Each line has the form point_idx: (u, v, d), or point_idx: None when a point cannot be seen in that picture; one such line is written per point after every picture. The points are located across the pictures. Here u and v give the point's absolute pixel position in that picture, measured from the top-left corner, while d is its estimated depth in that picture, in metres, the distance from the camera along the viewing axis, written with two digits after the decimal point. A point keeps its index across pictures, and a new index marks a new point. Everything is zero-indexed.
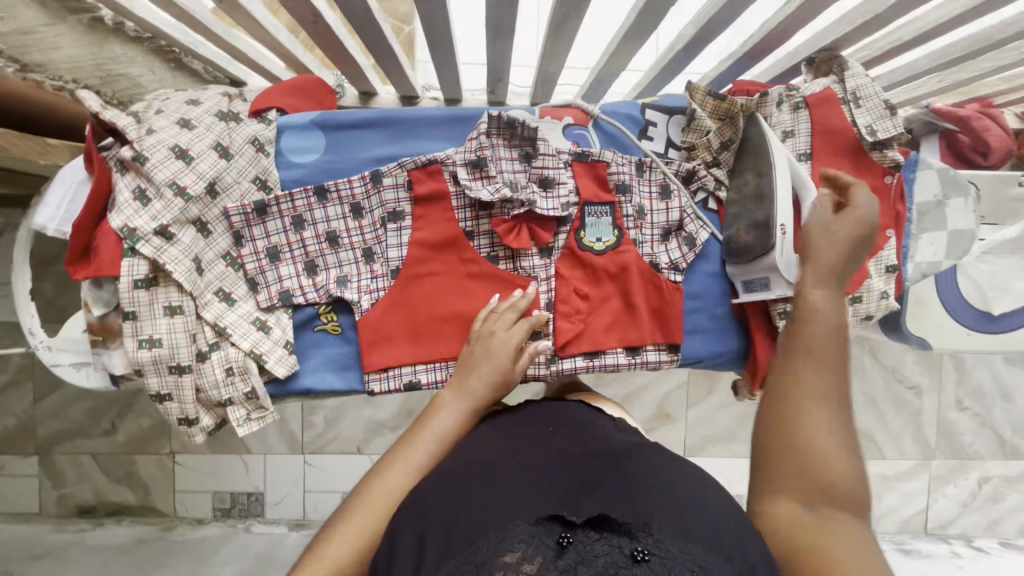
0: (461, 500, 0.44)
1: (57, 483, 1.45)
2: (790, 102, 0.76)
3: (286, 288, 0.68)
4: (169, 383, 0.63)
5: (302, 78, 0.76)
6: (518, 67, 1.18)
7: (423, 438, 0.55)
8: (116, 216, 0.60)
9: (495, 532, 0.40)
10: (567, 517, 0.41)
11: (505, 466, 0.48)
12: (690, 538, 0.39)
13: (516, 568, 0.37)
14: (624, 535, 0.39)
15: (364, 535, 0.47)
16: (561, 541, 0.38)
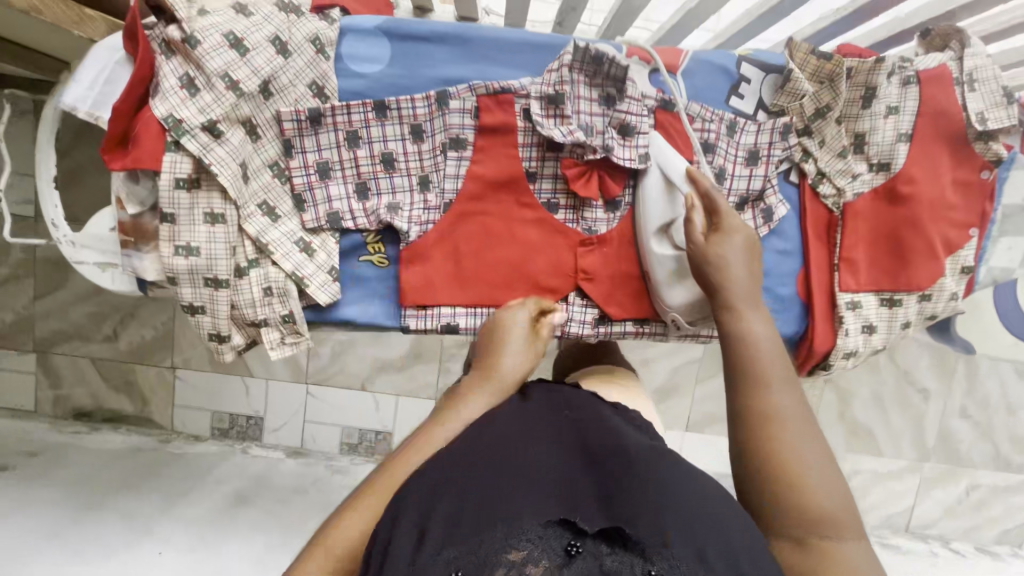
0: (465, 483, 0.38)
1: (54, 383, 1.43)
2: (900, 75, 0.68)
3: (335, 210, 0.63)
4: (203, 296, 0.59)
5: None
6: None
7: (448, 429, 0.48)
8: (160, 103, 0.53)
9: (506, 525, 0.35)
10: (579, 525, 0.36)
11: (515, 439, 0.42)
12: (710, 565, 0.35)
13: (521, 569, 0.33)
14: (638, 554, 0.35)
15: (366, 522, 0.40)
16: (571, 549, 0.35)
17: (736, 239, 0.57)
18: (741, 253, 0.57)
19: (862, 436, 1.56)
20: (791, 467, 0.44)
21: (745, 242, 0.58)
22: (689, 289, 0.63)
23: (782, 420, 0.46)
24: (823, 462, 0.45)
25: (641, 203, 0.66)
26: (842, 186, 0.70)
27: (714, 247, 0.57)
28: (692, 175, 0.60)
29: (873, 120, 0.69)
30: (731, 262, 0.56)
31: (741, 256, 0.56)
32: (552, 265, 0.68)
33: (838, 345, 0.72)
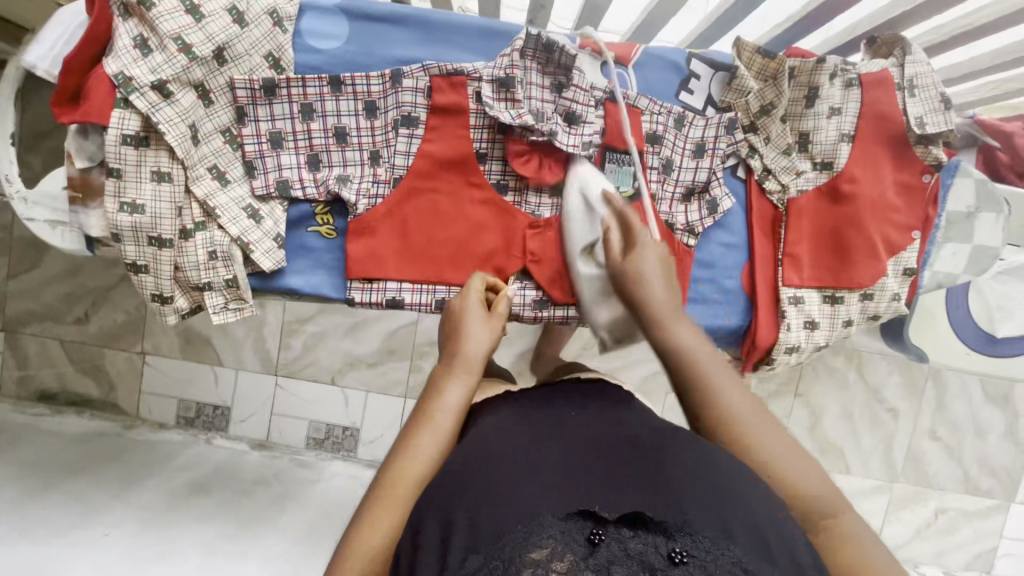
0: (476, 491, 0.38)
1: (21, 363, 1.42)
2: (843, 77, 0.70)
3: (284, 178, 0.64)
4: (146, 255, 0.60)
5: None
6: None
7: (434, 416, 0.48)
8: (112, 61, 0.55)
9: (523, 522, 0.35)
10: (598, 513, 0.36)
11: (519, 445, 0.42)
12: (731, 538, 0.35)
13: (546, 566, 0.33)
14: (660, 534, 0.35)
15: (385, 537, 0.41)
16: (593, 538, 0.35)
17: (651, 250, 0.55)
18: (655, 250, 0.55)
19: (832, 452, 1.56)
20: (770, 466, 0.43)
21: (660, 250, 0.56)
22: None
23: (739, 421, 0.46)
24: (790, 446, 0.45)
25: (566, 223, 0.64)
26: (786, 182, 0.72)
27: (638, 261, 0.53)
28: (608, 197, 0.60)
29: (816, 120, 0.71)
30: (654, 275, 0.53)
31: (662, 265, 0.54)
32: (498, 246, 0.69)
33: (780, 339, 0.73)
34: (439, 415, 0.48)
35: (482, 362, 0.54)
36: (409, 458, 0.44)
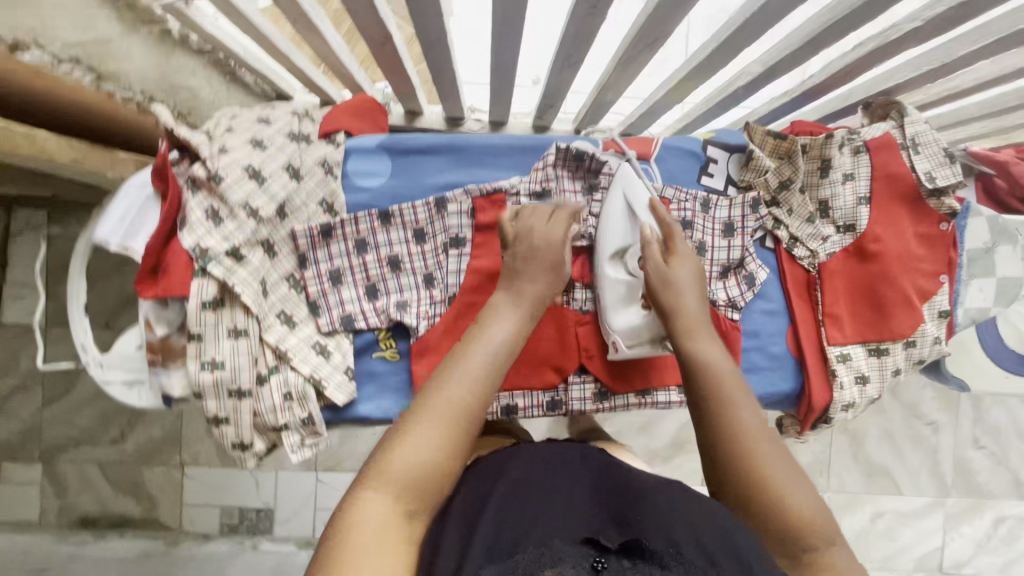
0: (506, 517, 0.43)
1: (60, 491, 1.41)
2: (850, 145, 0.75)
3: (347, 313, 0.67)
4: (228, 407, 0.62)
5: (361, 99, 0.75)
6: (572, 92, 1.26)
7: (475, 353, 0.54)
8: (188, 235, 0.59)
9: (541, 549, 0.40)
10: (602, 542, 0.41)
11: (543, 489, 0.48)
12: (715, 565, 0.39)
13: None
14: (654, 564, 0.38)
15: (427, 448, 0.48)
16: (597, 564, 0.39)
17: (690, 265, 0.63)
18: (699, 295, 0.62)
19: (879, 475, 1.55)
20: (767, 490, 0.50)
21: (714, 337, 0.61)
22: (635, 314, 0.66)
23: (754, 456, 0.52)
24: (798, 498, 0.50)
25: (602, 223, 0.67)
26: (815, 248, 0.75)
27: (696, 349, 0.59)
28: (653, 205, 0.64)
29: (832, 188, 0.76)
30: (715, 364, 0.58)
31: (718, 353, 0.59)
32: (553, 346, 0.71)
33: (835, 398, 0.75)
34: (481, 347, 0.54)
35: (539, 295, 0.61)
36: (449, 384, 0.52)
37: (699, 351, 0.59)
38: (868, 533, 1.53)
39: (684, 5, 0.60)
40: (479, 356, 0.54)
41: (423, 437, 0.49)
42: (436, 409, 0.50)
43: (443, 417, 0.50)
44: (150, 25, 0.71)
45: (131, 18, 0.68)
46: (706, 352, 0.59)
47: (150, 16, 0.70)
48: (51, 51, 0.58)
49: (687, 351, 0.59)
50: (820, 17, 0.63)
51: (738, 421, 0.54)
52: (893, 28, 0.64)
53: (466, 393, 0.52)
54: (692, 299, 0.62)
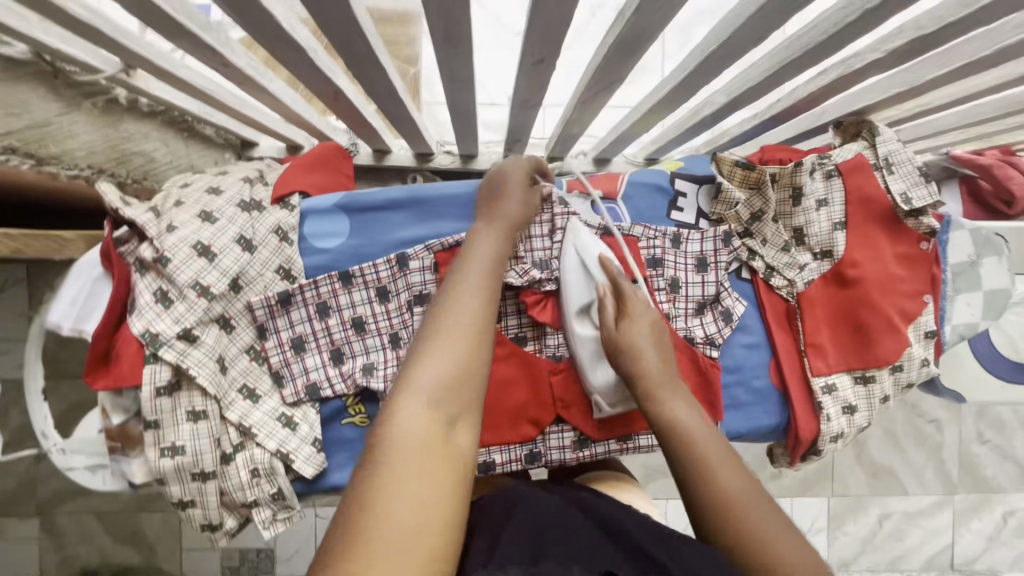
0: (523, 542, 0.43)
1: (58, 544, 1.38)
2: (821, 170, 0.73)
3: (312, 381, 0.65)
4: (192, 490, 0.60)
5: (318, 150, 0.74)
6: (547, 109, 1.25)
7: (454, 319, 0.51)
8: (137, 320, 0.57)
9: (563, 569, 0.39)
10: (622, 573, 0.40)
11: (555, 522, 0.47)
12: None
13: None
14: None
15: (439, 366, 0.47)
16: None
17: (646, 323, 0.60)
18: (660, 348, 0.59)
19: (884, 476, 1.52)
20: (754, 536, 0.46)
21: (685, 394, 0.57)
22: (609, 372, 0.64)
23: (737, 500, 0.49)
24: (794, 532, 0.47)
25: (563, 285, 0.66)
26: (792, 277, 0.73)
27: (667, 411, 0.55)
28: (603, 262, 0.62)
29: (806, 215, 0.73)
30: (687, 424, 0.54)
31: (691, 412, 0.56)
32: (528, 398, 0.69)
33: (823, 430, 0.72)
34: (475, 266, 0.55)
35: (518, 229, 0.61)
36: (450, 307, 0.51)
37: (668, 413, 0.55)
38: (876, 536, 1.51)
39: (634, 53, 0.58)
40: (471, 278, 0.54)
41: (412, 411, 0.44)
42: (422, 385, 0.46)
43: (452, 340, 0.49)
44: (92, 98, 0.68)
45: (70, 94, 0.65)
46: (678, 412, 0.55)
47: (94, 88, 0.67)
48: None
49: (661, 418, 0.55)
50: (780, 51, 0.61)
51: (724, 487, 0.50)
52: (855, 58, 0.62)
53: (472, 309, 0.51)
54: (651, 355, 0.58)
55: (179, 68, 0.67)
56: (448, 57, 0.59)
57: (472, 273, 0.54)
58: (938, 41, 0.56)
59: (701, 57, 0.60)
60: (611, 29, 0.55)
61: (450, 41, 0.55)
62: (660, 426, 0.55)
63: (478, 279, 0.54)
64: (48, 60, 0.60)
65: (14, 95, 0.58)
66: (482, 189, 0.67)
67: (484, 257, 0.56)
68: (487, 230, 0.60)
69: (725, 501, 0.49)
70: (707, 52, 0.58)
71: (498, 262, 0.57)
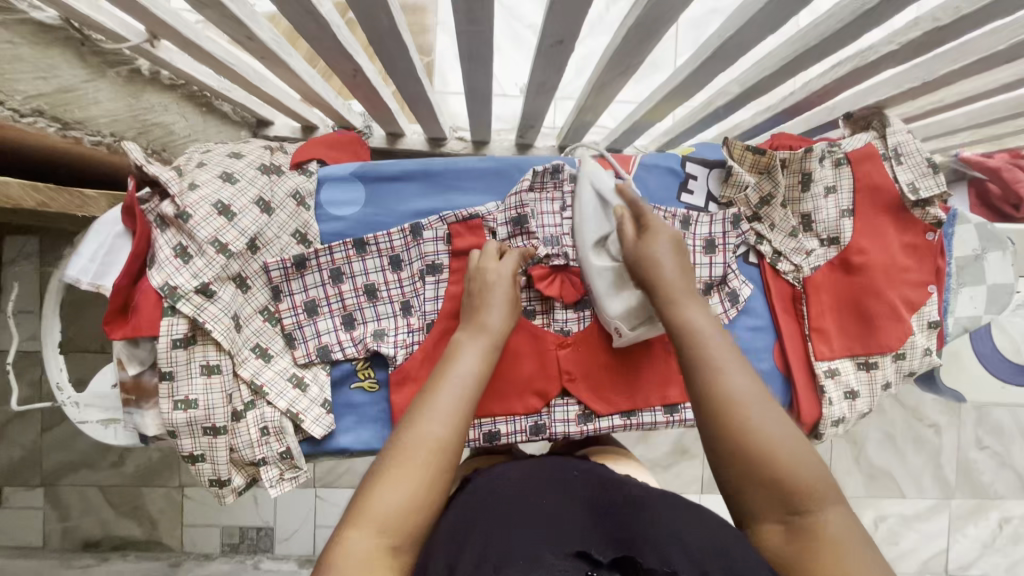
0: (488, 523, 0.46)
1: (62, 515, 1.36)
2: (831, 158, 0.74)
3: (324, 344, 0.66)
4: (203, 444, 0.61)
5: (337, 134, 0.75)
6: (559, 100, 1.27)
7: (475, 337, 0.58)
8: (157, 273, 0.58)
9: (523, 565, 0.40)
10: (593, 557, 0.41)
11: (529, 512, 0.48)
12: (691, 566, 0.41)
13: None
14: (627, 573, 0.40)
15: (445, 427, 0.51)
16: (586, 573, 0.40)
17: (664, 240, 0.60)
18: (678, 263, 0.59)
19: (881, 478, 1.52)
20: (759, 449, 0.48)
21: (701, 302, 0.57)
22: (628, 299, 0.65)
23: (743, 404, 0.50)
24: (795, 436, 0.49)
25: (578, 213, 0.67)
26: (798, 262, 0.75)
27: (682, 313, 0.55)
28: (621, 188, 0.64)
29: (815, 201, 0.74)
30: (702, 330, 0.54)
31: (706, 318, 0.55)
32: (535, 371, 0.70)
33: (824, 413, 0.73)
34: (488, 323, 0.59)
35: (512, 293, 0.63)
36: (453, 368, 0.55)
37: (682, 318, 0.55)
38: (872, 538, 1.51)
39: (651, 39, 0.59)
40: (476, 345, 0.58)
41: (438, 414, 0.51)
42: (451, 387, 0.53)
43: (456, 400, 0.53)
44: (117, 67, 0.69)
45: (95, 63, 0.66)
46: (693, 318, 0.55)
47: (117, 58, 0.68)
48: (12, 106, 0.59)
49: (672, 319, 0.56)
50: (795, 41, 0.62)
51: (728, 381, 0.51)
52: (870, 51, 0.63)
53: (473, 369, 0.55)
54: (668, 268, 0.58)
55: (204, 41, 0.68)
56: (470, 38, 0.60)
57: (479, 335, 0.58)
58: (950, 32, 0.57)
59: (717, 45, 0.61)
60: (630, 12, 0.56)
61: (473, 22, 0.56)
62: (671, 324, 0.56)
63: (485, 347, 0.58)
64: (76, 26, 0.61)
65: (42, 60, 0.60)
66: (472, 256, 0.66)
67: (489, 315, 0.60)
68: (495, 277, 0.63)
69: (730, 417, 0.49)
70: (724, 38, 0.60)
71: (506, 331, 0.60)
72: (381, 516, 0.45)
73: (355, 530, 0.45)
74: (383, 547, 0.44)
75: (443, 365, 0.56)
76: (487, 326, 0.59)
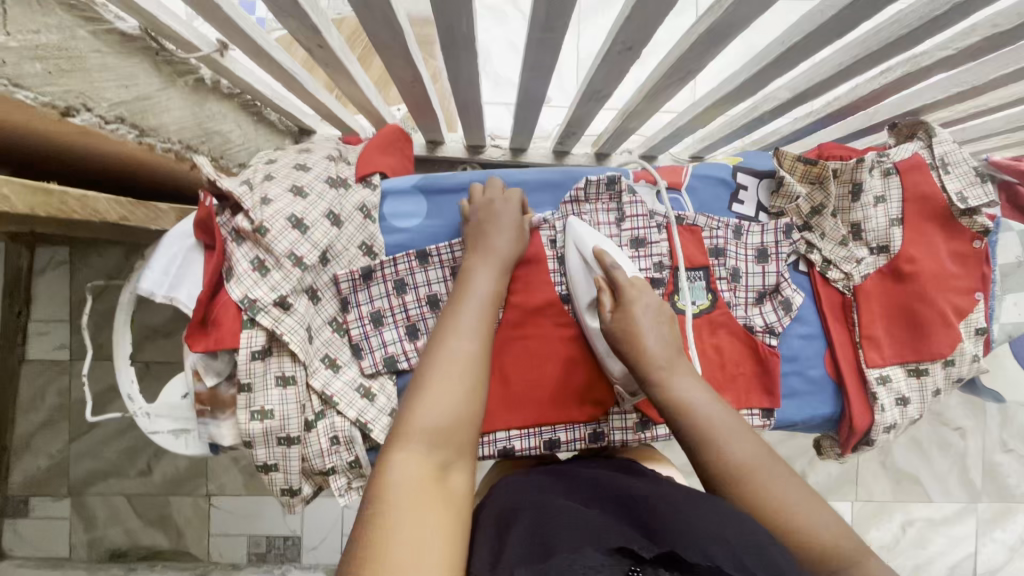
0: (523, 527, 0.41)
1: (88, 526, 1.30)
2: (880, 168, 0.76)
3: (390, 354, 0.68)
4: (276, 454, 0.62)
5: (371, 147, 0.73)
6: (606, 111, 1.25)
7: (486, 263, 0.63)
8: (236, 286, 0.60)
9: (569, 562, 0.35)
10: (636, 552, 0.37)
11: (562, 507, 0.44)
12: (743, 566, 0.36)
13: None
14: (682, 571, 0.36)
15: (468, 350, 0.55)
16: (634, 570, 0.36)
17: (641, 309, 0.61)
18: (656, 326, 0.61)
19: (907, 483, 1.53)
20: (784, 518, 0.47)
21: (685, 367, 0.58)
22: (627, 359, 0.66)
23: (752, 472, 0.50)
24: (810, 501, 0.49)
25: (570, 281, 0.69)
26: (849, 270, 0.76)
27: (672, 391, 0.56)
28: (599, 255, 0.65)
29: (864, 210, 0.76)
30: (697, 403, 0.55)
31: (694, 385, 0.57)
32: (593, 379, 0.71)
33: (877, 421, 0.74)
34: (495, 250, 0.64)
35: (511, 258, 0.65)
36: (466, 297, 0.59)
37: (673, 391, 0.56)
38: (899, 542, 1.51)
39: (715, 45, 0.60)
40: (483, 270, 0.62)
41: (467, 335, 0.55)
42: (470, 309, 0.58)
43: (472, 315, 0.57)
44: (185, 76, 0.71)
45: (168, 72, 0.68)
46: (682, 390, 0.56)
47: (186, 66, 0.70)
48: (99, 113, 0.59)
49: (664, 399, 0.56)
50: (854, 48, 0.63)
51: (738, 458, 0.51)
52: (923, 56, 0.64)
53: (486, 289, 0.60)
54: (649, 337, 0.59)
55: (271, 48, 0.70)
56: (539, 45, 0.61)
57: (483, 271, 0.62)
58: (1010, 37, 0.58)
59: (780, 52, 0.63)
60: (701, 19, 0.57)
61: (546, 29, 0.57)
62: (665, 405, 0.56)
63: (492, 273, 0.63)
64: (153, 35, 0.62)
65: (123, 68, 0.61)
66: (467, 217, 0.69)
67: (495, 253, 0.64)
68: (502, 238, 0.65)
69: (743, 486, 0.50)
70: (787, 47, 0.61)
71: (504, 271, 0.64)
72: (426, 433, 0.48)
73: (404, 454, 0.47)
74: (434, 465, 0.47)
75: (460, 291, 0.60)
76: (496, 250, 0.64)
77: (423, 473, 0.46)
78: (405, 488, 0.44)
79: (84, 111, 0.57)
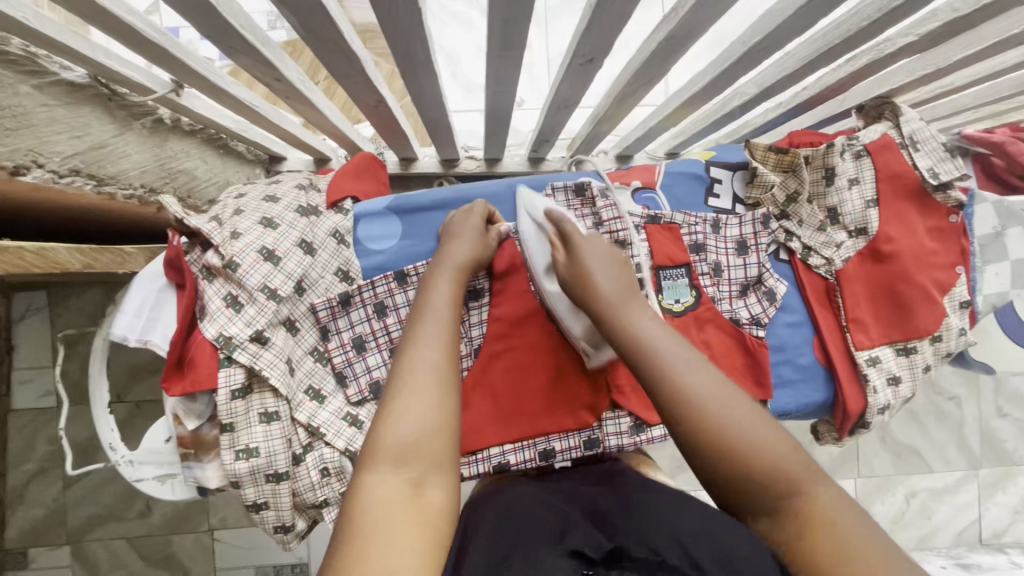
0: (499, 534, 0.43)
1: (91, 572, 1.27)
2: (851, 151, 0.76)
3: (375, 379, 0.66)
4: (266, 492, 0.60)
5: (349, 184, 0.73)
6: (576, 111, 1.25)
7: (444, 271, 0.62)
8: (210, 325, 0.59)
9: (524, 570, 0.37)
10: (587, 553, 0.38)
11: (539, 520, 0.45)
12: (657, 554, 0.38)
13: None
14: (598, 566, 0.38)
15: (431, 355, 0.52)
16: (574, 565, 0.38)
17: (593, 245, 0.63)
18: (610, 273, 0.60)
19: (908, 455, 1.53)
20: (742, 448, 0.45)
21: (642, 304, 0.57)
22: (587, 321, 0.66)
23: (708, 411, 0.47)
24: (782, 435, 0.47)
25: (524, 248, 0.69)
26: (830, 256, 0.76)
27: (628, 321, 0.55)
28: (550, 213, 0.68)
29: (840, 194, 0.76)
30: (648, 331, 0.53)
31: (655, 324, 0.54)
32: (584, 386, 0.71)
33: (870, 402, 0.73)
34: (453, 253, 0.64)
35: (468, 262, 0.64)
36: (427, 307, 0.57)
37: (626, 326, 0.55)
38: (904, 515, 1.52)
39: (678, 50, 0.60)
40: (442, 278, 0.61)
41: (430, 345, 0.53)
42: (433, 318, 0.56)
43: (435, 323, 0.55)
44: (142, 118, 0.69)
45: (123, 115, 0.66)
46: (636, 320, 0.55)
47: (142, 109, 0.68)
48: (51, 168, 0.57)
49: (625, 333, 0.54)
50: (816, 40, 0.63)
51: (693, 389, 0.48)
52: (885, 42, 0.65)
53: (445, 297, 0.58)
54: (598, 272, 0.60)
55: (227, 84, 0.70)
56: (501, 60, 0.61)
57: (442, 278, 0.61)
58: (969, 22, 0.58)
59: (743, 49, 0.63)
60: (662, 26, 0.57)
61: (505, 46, 0.57)
62: (626, 339, 0.54)
63: (451, 279, 0.61)
64: (105, 82, 0.61)
65: (76, 117, 0.59)
66: (445, 225, 0.70)
67: (452, 257, 0.63)
68: (458, 239, 0.66)
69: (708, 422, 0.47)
70: (751, 43, 0.61)
71: (462, 277, 0.62)
72: (395, 452, 0.46)
73: (376, 476, 0.45)
74: (408, 483, 0.45)
75: (422, 303, 0.58)
76: (453, 256, 0.63)
77: (397, 492, 0.44)
78: (378, 514, 0.42)
79: (36, 167, 0.56)
